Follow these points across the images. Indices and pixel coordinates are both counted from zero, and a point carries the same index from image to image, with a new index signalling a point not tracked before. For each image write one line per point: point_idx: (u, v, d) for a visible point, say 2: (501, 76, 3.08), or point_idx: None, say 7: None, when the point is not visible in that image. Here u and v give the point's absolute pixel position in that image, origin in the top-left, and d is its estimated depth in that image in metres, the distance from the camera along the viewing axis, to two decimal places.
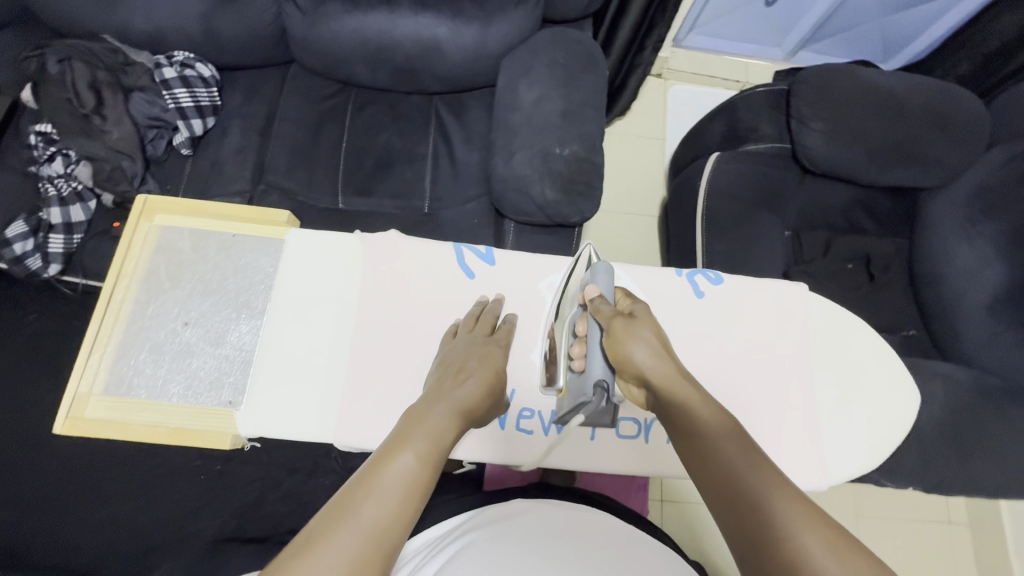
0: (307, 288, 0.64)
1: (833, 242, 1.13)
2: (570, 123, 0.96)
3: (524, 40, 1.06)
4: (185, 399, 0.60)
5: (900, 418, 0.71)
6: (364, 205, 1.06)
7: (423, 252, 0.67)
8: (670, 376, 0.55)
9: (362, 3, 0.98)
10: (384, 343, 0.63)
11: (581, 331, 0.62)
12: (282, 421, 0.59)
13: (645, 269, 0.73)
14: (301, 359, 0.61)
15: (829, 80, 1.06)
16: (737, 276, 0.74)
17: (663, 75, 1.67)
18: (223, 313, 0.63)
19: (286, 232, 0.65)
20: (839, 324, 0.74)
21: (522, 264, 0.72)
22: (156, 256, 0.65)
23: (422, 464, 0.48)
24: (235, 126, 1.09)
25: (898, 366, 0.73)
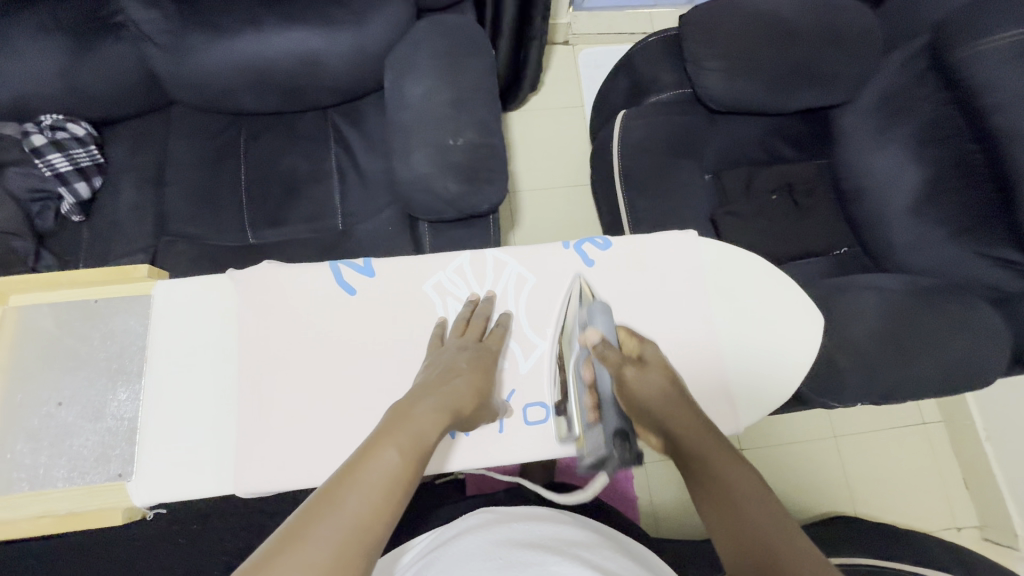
0: (184, 342, 0.62)
1: (756, 175, 1.11)
2: (460, 112, 0.91)
3: (402, 35, 1.00)
4: (71, 482, 0.57)
5: (804, 347, 0.70)
6: (277, 236, 1.03)
7: (299, 279, 0.64)
8: (682, 416, 0.57)
9: (224, 29, 0.93)
10: (265, 383, 0.60)
11: (588, 377, 0.62)
12: (177, 481, 0.57)
13: (529, 249, 0.70)
14: (191, 415, 0.59)
15: (714, 17, 1.04)
16: (624, 238, 0.72)
17: (569, 42, 1.64)
18: (97, 384, 0.61)
19: (150, 287, 0.63)
20: (731, 263, 0.73)
21: (405, 267, 0.67)
22: (20, 340, 0.62)
23: (405, 460, 0.47)
24: (126, 181, 1.04)
25: (796, 292, 0.73)
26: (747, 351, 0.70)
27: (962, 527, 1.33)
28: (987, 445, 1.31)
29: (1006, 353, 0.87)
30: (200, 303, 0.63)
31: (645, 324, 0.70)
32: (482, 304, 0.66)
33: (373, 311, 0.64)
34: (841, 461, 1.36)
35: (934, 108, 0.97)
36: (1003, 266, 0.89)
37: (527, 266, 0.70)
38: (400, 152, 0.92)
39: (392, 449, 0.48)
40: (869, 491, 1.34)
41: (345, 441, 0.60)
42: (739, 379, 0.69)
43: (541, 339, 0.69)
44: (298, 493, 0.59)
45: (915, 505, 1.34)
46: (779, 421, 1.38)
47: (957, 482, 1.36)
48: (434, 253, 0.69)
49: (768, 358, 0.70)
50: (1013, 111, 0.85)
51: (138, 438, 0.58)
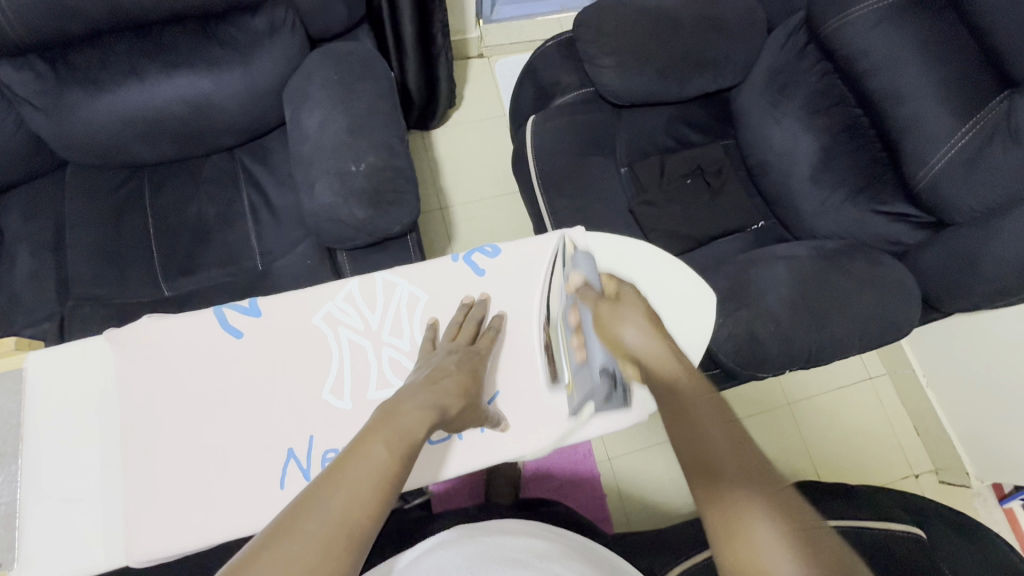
0: (60, 413, 0.58)
1: (667, 162, 1.13)
2: (359, 137, 0.91)
3: (296, 68, 1.00)
4: None
5: (695, 328, 0.72)
6: (192, 284, 1.00)
7: (181, 330, 0.61)
8: (657, 353, 0.58)
9: (104, 83, 0.92)
10: (151, 443, 0.58)
11: (574, 322, 0.63)
12: (61, 562, 0.54)
13: (419, 266, 0.68)
14: (74, 490, 0.56)
15: (602, 16, 1.07)
16: (514, 244, 0.70)
17: (484, 54, 1.67)
18: None
19: (20, 360, 0.59)
20: (623, 255, 0.73)
21: (293, 301, 0.64)
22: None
23: (391, 457, 0.47)
24: (24, 249, 1.00)
25: (687, 275, 0.74)
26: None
27: (919, 474, 1.37)
28: (929, 390, 1.36)
29: (915, 302, 0.90)
30: (76, 369, 0.60)
31: (540, 328, 0.68)
32: (476, 307, 0.66)
33: (262, 355, 0.62)
34: (797, 426, 1.39)
35: (818, 79, 1.01)
36: (897, 220, 0.96)
37: (418, 283, 0.68)
38: (305, 185, 0.92)
39: (379, 444, 0.48)
40: (827, 451, 1.38)
41: (242, 494, 0.57)
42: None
43: None
44: (208, 546, 0.57)
45: (870, 459, 1.38)
46: (734, 396, 1.40)
47: (908, 430, 1.41)
48: (321, 283, 0.66)
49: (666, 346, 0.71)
50: (885, 73, 0.90)
51: (17, 523, 0.55)
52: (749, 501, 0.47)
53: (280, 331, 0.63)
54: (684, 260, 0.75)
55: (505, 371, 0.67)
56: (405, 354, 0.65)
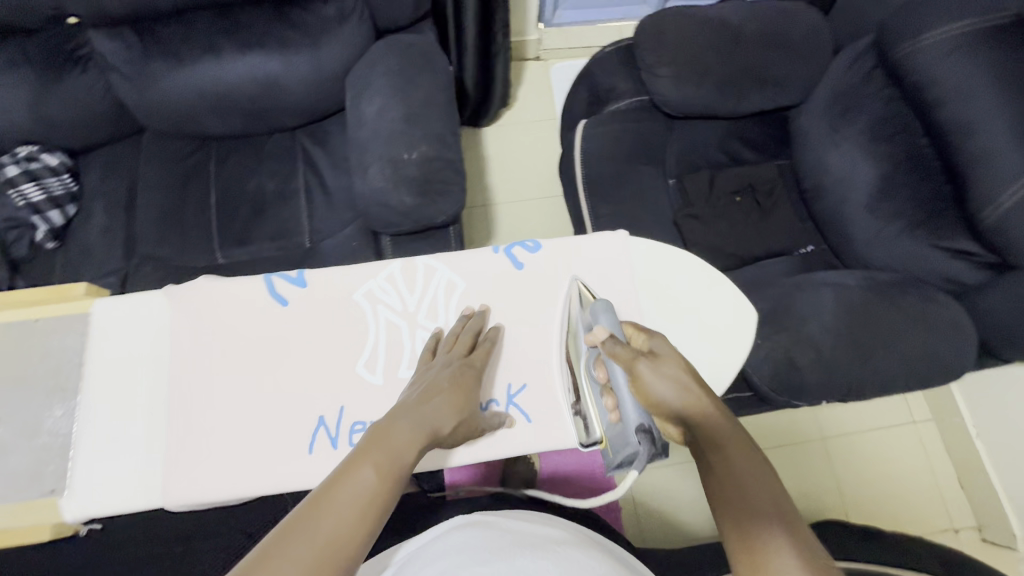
0: (120, 357, 0.63)
1: (717, 178, 1.11)
2: (414, 127, 0.94)
3: (359, 55, 1.04)
4: (5, 497, 0.58)
5: (733, 343, 0.69)
6: (244, 254, 1.05)
7: (234, 293, 0.65)
8: (707, 411, 0.51)
9: (185, 58, 0.98)
10: (196, 395, 0.61)
11: (602, 377, 0.59)
12: (108, 496, 0.58)
13: (461, 254, 0.70)
14: (124, 430, 0.60)
15: (665, 25, 1.06)
16: (555, 241, 0.71)
17: (541, 57, 1.69)
18: (35, 401, 0.62)
19: (88, 305, 0.64)
20: (663, 262, 0.72)
21: (339, 276, 0.67)
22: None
23: (381, 480, 0.46)
24: (99, 205, 1.07)
25: (730, 289, 0.72)
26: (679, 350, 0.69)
27: (959, 530, 1.29)
28: (977, 442, 1.28)
29: (973, 346, 0.85)
30: (137, 319, 0.64)
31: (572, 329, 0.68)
32: (475, 318, 0.65)
33: (305, 323, 0.65)
34: (829, 463, 1.33)
35: (883, 105, 0.98)
36: (957, 256, 0.90)
37: (458, 270, 0.69)
38: (359, 168, 0.95)
39: (369, 468, 0.46)
40: (859, 494, 1.31)
41: (275, 453, 0.60)
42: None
43: None
44: (237, 500, 0.59)
45: (907, 507, 1.31)
46: (765, 424, 1.35)
47: (951, 481, 1.33)
48: (367, 261, 0.68)
49: (700, 358, 0.69)
50: (957, 104, 0.85)
51: (72, 454, 0.59)
52: (769, 524, 0.42)
53: (325, 303, 0.66)
54: (726, 274, 0.73)
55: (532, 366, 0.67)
56: (438, 338, 0.66)
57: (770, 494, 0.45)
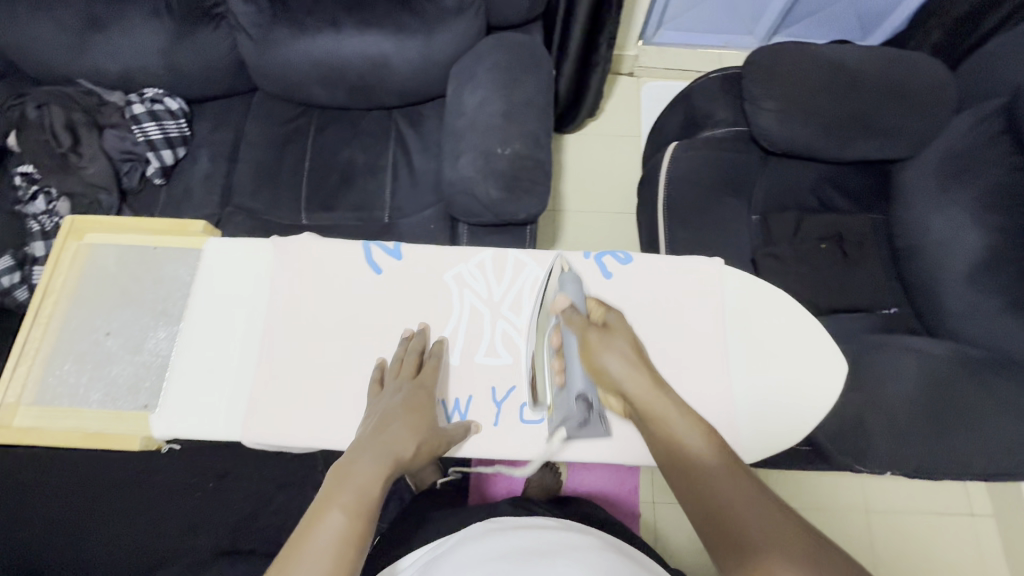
0: (222, 295, 0.66)
1: (803, 223, 1.07)
2: (511, 123, 0.95)
3: (468, 48, 1.07)
4: (104, 404, 0.63)
5: (824, 395, 0.64)
6: (327, 220, 1.09)
7: (333, 253, 0.68)
8: (641, 385, 0.57)
9: (307, 27, 1.03)
10: (285, 342, 0.64)
11: (556, 343, 0.61)
12: (193, 421, 0.61)
13: (550, 254, 0.69)
14: (214, 362, 0.64)
15: (778, 59, 1.03)
16: (646, 255, 0.68)
17: (634, 74, 1.68)
18: (142, 320, 0.67)
19: (202, 242, 0.68)
20: (754, 296, 0.67)
21: (432, 254, 0.69)
22: (85, 271, 0.69)
23: (351, 520, 0.48)
24: (205, 152, 1.15)
25: (823, 336, 0.66)
26: (763, 391, 0.63)
27: None
28: None
29: None
30: (243, 261, 0.67)
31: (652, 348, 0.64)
32: (415, 339, 0.64)
33: (394, 293, 0.67)
34: (870, 540, 1.25)
35: (1005, 172, 0.91)
36: None
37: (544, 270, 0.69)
38: (450, 155, 0.98)
39: (337, 511, 0.48)
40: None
41: (348, 411, 0.62)
42: (747, 423, 0.62)
43: None
44: (303, 449, 0.62)
45: None
46: (805, 484, 1.29)
47: None
48: (461, 245, 0.70)
49: (782, 403, 0.63)
50: None
51: (166, 375, 0.63)
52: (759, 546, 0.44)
53: (416, 277, 0.68)
54: (823, 322, 0.67)
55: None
56: (517, 330, 0.67)
57: (758, 516, 0.47)
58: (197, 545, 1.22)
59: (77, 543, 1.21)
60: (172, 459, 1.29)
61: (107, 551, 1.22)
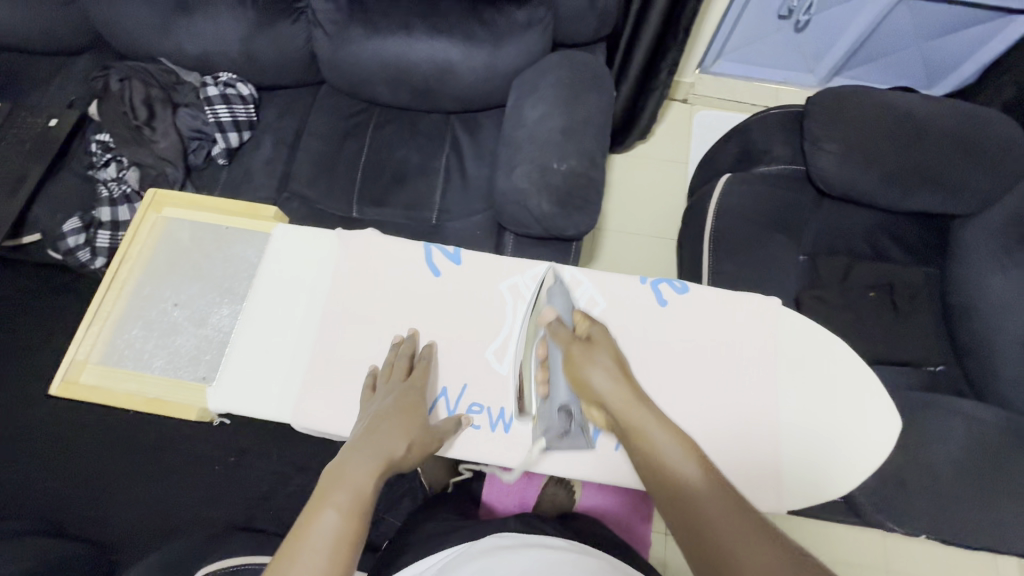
0: (284, 279, 0.68)
1: (853, 269, 1.05)
2: (569, 140, 0.96)
3: (533, 62, 1.09)
4: (166, 372, 0.67)
5: (874, 447, 0.63)
6: (377, 215, 1.12)
7: (395, 251, 0.70)
8: (625, 401, 0.57)
9: (380, 28, 1.06)
10: (342, 334, 0.66)
11: (541, 354, 0.64)
12: (247, 399, 0.63)
13: (607, 274, 0.68)
14: (272, 345, 0.65)
15: (844, 102, 1.02)
16: (703, 286, 0.68)
17: (688, 100, 1.69)
18: (209, 296, 0.70)
19: (270, 225, 0.70)
20: (810, 340, 0.66)
21: (489, 263, 0.71)
22: (161, 242, 0.74)
23: (346, 520, 0.49)
24: (268, 138, 1.19)
25: (877, 389, 0.65)
26: (811, 438, 0.62)
27: None
28: None
29: None
30: (307, 249, 0.69)
31: (700, 380, 0.64)
32: (404, 343, 0.65)
33: (450, 297, 0.69)
34: None
35: None
36: None
37: (601, 289, 0.67)
38: (504, 166, 0.99)
39: (331, 510, 0.49)
40: None
41: None
42: (792, 469, 0.61)
43: None
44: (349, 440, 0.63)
45: None
46: (825, 535, 1.25)
47: None
48: (518, 257, 0.71)
49: (832, 451, 0.62)
50: None
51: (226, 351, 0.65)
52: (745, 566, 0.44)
53: (471, 284, 0.69)
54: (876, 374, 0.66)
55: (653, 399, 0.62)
56: None
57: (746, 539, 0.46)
58: (214, 516, 1.25)
59: (103, 499, 1.26)
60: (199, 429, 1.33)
61: (130, 510, 1.26)
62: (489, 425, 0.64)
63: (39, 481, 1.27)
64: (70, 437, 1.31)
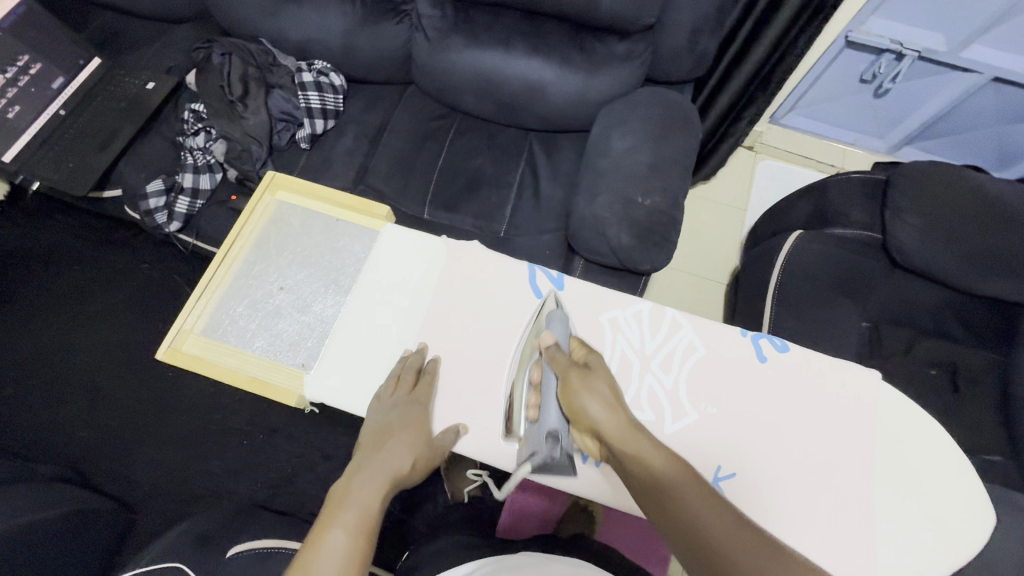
0: (391, 281, 0.72)
1: (916, 344, 1.04)
2: (655, 176, 0.97)
3: (623, 93, 1.10)
4: (266, 353, 0.72)
5: (966, 539, 0.62)
6: (447, 220, 1.13)
7: (499, 266, 0.71)
8: (621, 426, 0.56)
9: (480, 40, 1.08)
10: (441, 341, 0.68)
11: (535, 378, 0.63)
12: (344, 391, 0.66)
13: (709, 322, 0.68)
14: (374, 341, 0.69)
15: (931, 177, 1.03)
16: (806, 350, 0.67)
17: (755, 148, 1.71)
18: (313, 284, 0.76)
19: (384, 226, 0.74)
20: (907, 421, 0.66)
21: (592, 291, 0.71)
22: (271, 223, 0.80)
23: (353, 538, 0.52)
24: (351, 129, 1.21)
25: (971, 480, 0.64)
26: (903, 518, 0.63)
27: None
28: None
29: None
30: (415, 254, 0.73)
31: (798, 445, 0.63)
32: (413, 356, 0.66)
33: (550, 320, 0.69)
34: None
35: None
36: None
37: (701, 337, 0.68)
38: (585, 191, 1.00)
39: (338, 531, 0.52)
40: None
41: (489, 422, 0.66)
42: (882, 544, 0.62)
43: (693, 410, 0.65)
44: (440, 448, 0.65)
45: None
46: None
47: None
48: (619, 291, 0.71)
49: (922, 536, 0.62)
50: None
51: (329, 341, 0.69)
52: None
53: (572, 311, 0.69)
54: (968, 457, 0.67)
55: (749, 457, 0.63)
56: (664, 391, 0.66)
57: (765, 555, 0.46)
58: (233, 492, 1.24)
59: (128, 456, 1.27)
60: (231, 401, 1.32)
61: (153, 471, 1.26)
62: (580, 458, 0.66)
63: (71, 428, 1.29)
64: (106, 390, 1.32)
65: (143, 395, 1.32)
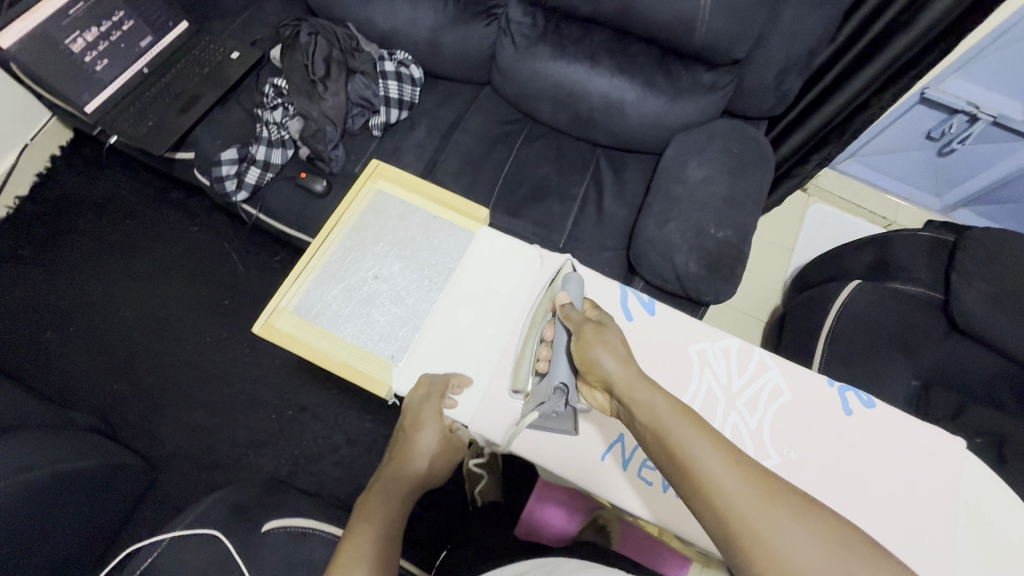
0: (484, 282, 0.77)
1: (966, 409, 0.98)
2: (730, 210, 0.97)
3: (700, 122, 1.11)
4: (357, 339, 0.74)
5: None
6: (509, 224, 1.14)
7: (593, 284, 0.74)
8: (628, 376, 0.56)
9: (567, 52, 1.09)
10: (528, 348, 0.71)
11: (548, 335, 0.67)
12: None
13: (796, 368, 0.69)
14: (463, 338, 0.73)
15: (1003, 245, 1.00)
16: (893, 410, 0.68)
17: (808, 190, 1.70)
18: (408, 277, 0.79)
19: (480, 231, 0.81)
20: (981, 492, 0.67)
21: (682, 321, 0.73)
22: (369, 211, 0.83)
23: (376, 547, 0.61)
24: (423, 122, 1.22)
25: None
26: None
27: None
28: None
29: None
30: (510, 259, 0.78)
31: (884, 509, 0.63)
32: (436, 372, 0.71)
33: (638, 342, 0.71)
34: None
35: None
36: None
37: (788, 381, 0.69)
38: (655, 214, 1.00)
39: (363, 541, 0.61)
40: None
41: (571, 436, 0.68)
42: None
43: (774, 453, 0.65)
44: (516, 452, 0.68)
45: None
46: None
47: None
48: (707, 323, 0.73)
49: None
50: None
51: (419, 333, 0.74)
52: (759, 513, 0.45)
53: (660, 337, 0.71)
54: None
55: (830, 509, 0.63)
56: (747, 429, 0.66)
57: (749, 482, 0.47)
58: (257, 464, 1.24)
59: (158, 415, 1.28)
60: (266, 374, 1.33)
61: (181, 433, 1.26)
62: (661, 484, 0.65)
63: (106, 379, 1.30)
64: (145, 345, 1.34)
65: (180, 355, 1.33)
